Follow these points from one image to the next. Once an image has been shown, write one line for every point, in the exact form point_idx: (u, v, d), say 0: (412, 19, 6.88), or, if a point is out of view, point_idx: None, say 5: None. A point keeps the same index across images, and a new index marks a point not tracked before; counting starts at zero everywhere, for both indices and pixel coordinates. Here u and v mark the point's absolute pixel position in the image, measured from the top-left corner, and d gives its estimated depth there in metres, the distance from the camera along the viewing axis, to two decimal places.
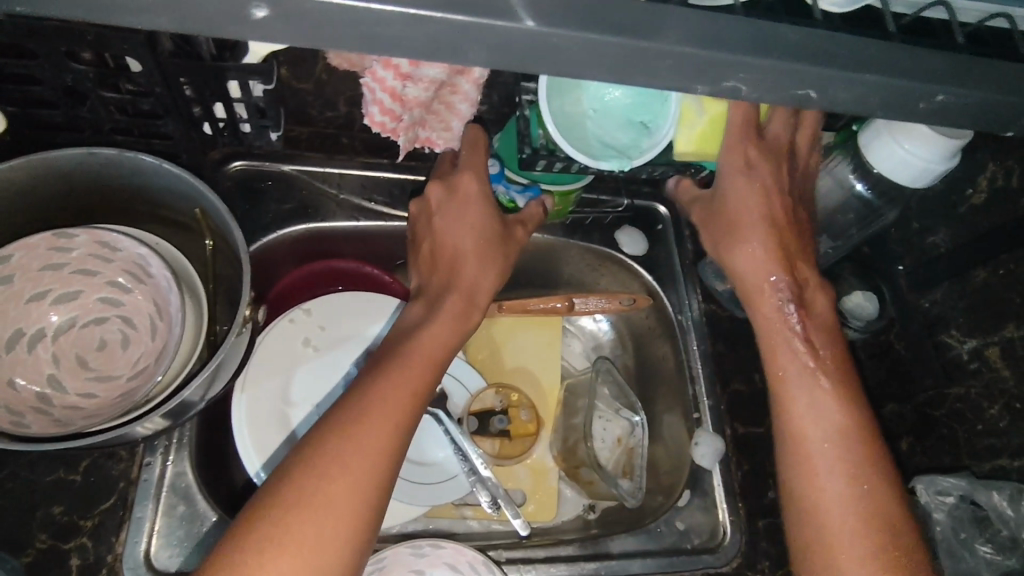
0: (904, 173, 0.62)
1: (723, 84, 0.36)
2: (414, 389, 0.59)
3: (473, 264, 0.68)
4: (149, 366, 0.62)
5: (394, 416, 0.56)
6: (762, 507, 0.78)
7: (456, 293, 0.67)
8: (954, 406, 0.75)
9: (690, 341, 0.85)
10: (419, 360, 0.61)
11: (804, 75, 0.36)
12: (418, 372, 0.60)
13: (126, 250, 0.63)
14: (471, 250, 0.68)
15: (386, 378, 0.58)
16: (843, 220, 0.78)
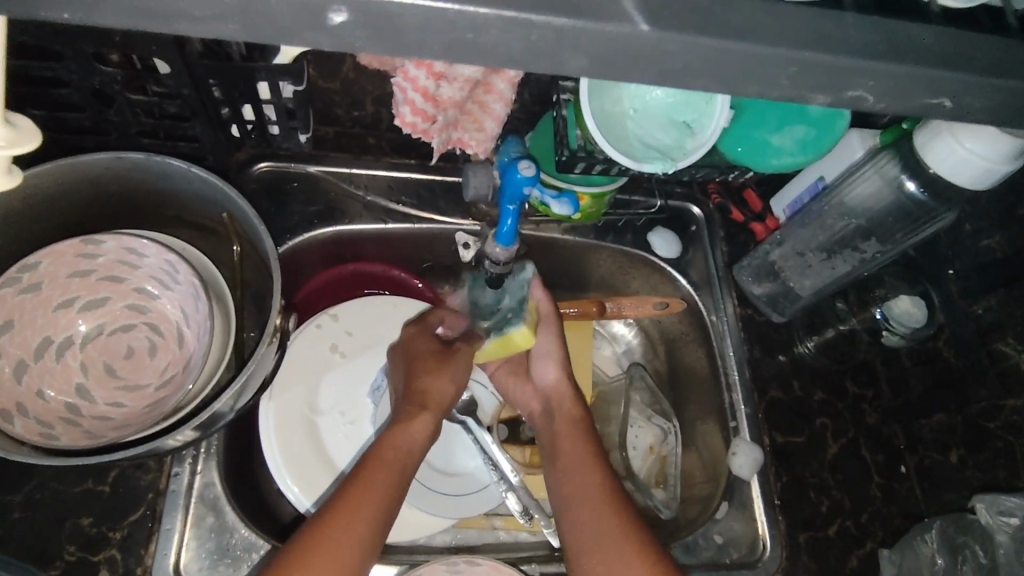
0: (963, 176, 0.59)
1: (842, 94, 0.31)
2: (376, 507, 0.57)
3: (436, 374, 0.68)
4: (176, 375, 0.61)
5: (343, 557, 0.54)
6: (804, 520, 0.75)
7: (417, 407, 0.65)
8: None
9: (725, 347, 0.82)
10: (388, 460, 0.61)
11: (907, 85, 0.31)
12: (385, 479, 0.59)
13: (153, 257, 0.62)
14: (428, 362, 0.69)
15: (348, 496, 0.57)
16: (891, 223, 0.75)
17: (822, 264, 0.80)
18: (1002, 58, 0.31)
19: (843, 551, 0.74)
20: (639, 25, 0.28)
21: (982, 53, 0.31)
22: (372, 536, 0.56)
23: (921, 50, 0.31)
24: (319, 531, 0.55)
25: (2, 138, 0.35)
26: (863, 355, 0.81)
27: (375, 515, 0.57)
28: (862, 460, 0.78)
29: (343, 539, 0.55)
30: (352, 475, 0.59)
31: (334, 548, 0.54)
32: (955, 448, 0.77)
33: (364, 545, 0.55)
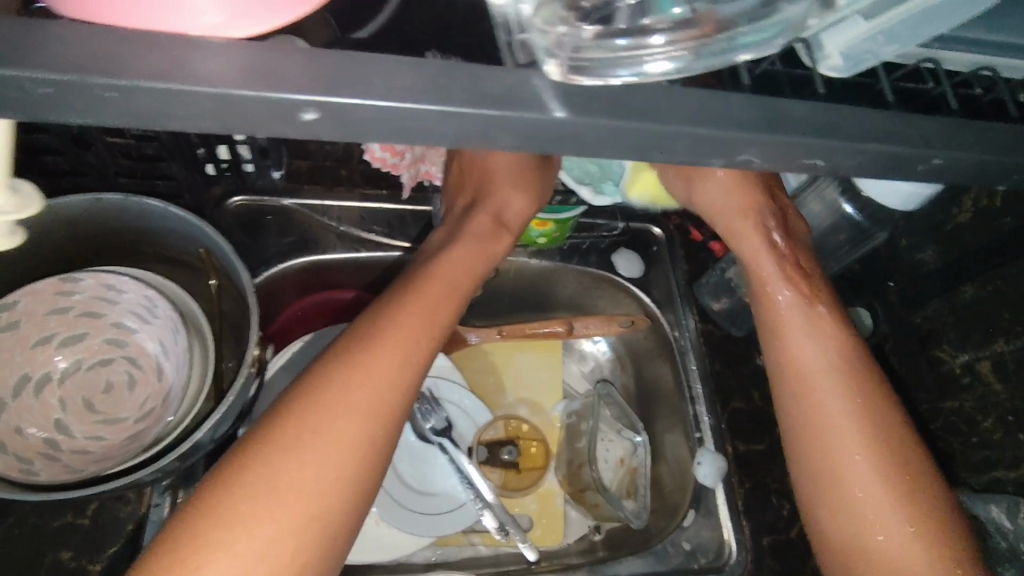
0: (895, 198, 0.64)
1: (734, 158, 0.33)
2: (422, 322, 0.58)
3: (504, 184, 0.70)
4: (156, 407, 0.63)
5: (383, 377, 0.53)
6: (766, 524, 0.80)
7: (482, 215, 0.69)
8: (949, 419, 0.76)
9: (689, 361, 0.87)
10: (440, 284, 0.62)
11: (798, 152, 0.33)
12: (428, 308, 0.59)
13: (132, 293, 0.64)
14: (504, 173, 0.70)
15: (392, 313, 0.57)
16: (836, 244, 0.80)
17: None
18: (885, 129, 0.34)
19: (805, 551, 0.79)
20: (554, 110, 0.31)
21: (859, 120, 0.34)
22: (364, 421, 0.51)
23: (801, 124, 0.33)
24: (364, 344, 0.54)
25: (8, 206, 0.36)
26: None
27: (423, 328, 0.57)
28: None
29: (386, 347, 0.55)
30: (344, 360, 0.53)
31: (359, 367, 0.53)
32: None
33: (411, 362, 0.55)
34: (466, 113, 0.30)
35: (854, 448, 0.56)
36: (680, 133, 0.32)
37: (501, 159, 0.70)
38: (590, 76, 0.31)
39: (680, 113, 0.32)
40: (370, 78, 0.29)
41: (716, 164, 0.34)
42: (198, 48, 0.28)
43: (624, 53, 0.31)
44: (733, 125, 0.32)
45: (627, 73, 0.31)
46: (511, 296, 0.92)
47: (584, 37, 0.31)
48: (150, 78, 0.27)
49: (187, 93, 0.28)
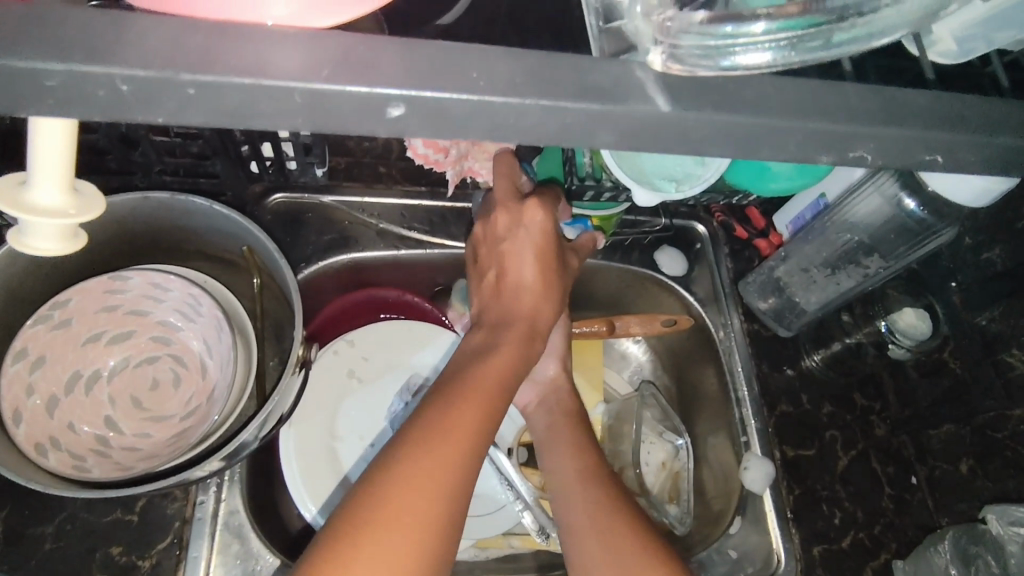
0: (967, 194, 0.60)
1: (806, 152, 0.32)
2: (485, 400, 0.53)
3: (532, 293, 0.62)
4: (201, 405, 0.63)
5: (461, 451, 0.49)
6: (817, 533, 0.77)
7: (509, 325, 0.60)
8: (1016, 428, 0.72)
9: (734, 362, 0.84)
10: (481, 375, 0.54)
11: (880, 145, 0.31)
12: (485, 386, 0.54)
13: (178, 290, 0.65)
14: (533, 284, 0.62)
15: (454, 391, 0.52)
16: (893, 239, 0.77)
17: (827, 279, 0.82)
18: (978, 120, 0.32)
19: (858, 561, 0.76)
20: (625, 102, 0.29)
21: (946, 110, 0.32)
22: (467, 458, 0.49)
23: (878, 115, 0.31)
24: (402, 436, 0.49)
25: (71, 207, 0.36)
26: (868, 368, 0.85)
27: (488, 407, 0.52)
28: (872, 470, 0.81)
29: (456, 422, 0.50)
30: (399, 450, 0.48)
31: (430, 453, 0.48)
32: (965, 458, 0.77)
33: (479, 429, 0.51)
34: (530, 104, 0.29)
35: (587, 497, 0.64)
36: (753, 125, 0.30)
37: (523, 251, 0.62)
38: (687, 67, 0.30)
39: (757, 106, 0.30)
40: (435, 75, 0.28)
41: (790, 156, 0.32)
42: (272, 44, 0.28)
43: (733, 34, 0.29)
44: (806, 116, 0.30)
45: (726, 61, 0.30)
46: None
47: (693, 22, 0.29)
48: (225, 77, 0.27)
49: (254, 87, 0.27)
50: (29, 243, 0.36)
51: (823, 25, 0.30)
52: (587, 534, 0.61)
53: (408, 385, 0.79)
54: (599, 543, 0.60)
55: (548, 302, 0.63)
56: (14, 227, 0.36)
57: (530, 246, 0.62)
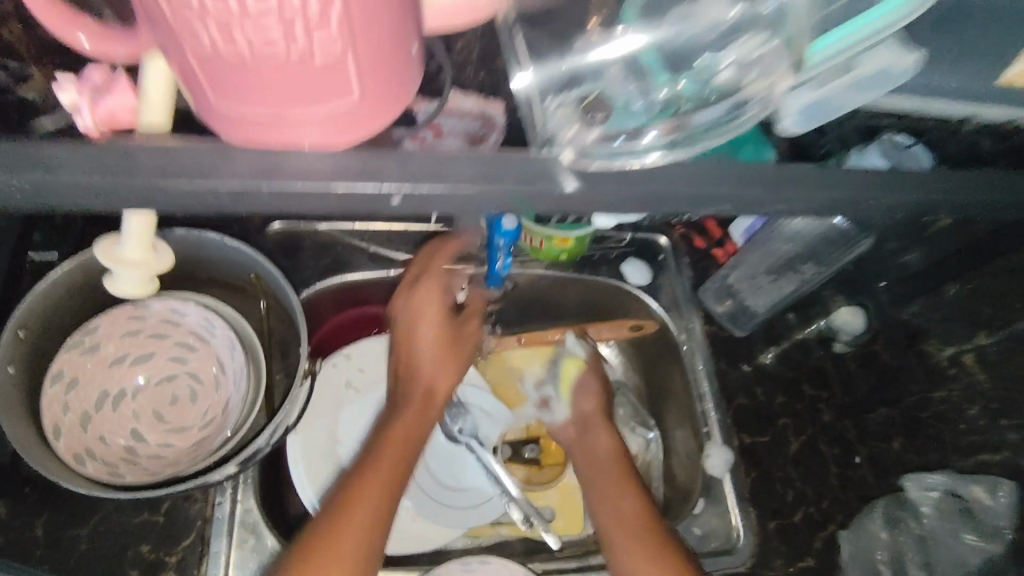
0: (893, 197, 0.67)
1: (709, 189, 0.40)
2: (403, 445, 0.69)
3: (432, 359, 0.74)
4: (218, 417, 0.71)
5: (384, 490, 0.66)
6: (772, 510, 0.86)
7: (410, 400, 0.72)
8: (939, 407, 0.84)
9: (696, 361, 0.93)
10: (405, 412, 0.71)
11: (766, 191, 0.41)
12: (406, 433, 0.70)
13: (193, 315, 0.72)
14: (433, 343, 0.74)
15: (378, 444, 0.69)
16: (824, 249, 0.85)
17: (771, 284, 0.91)
18: (836, 173, 0.43)
19: (808, 534, 0.84)
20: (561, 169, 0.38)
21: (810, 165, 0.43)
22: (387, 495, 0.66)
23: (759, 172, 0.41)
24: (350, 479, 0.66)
25: (149, 259, 0.43)
26: (815, 362, 0.93)
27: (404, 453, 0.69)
28: (818, 452, 0.89)
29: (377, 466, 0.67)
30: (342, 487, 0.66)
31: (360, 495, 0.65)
32: (897, 436, 0.87)
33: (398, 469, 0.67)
34: (488, 167, 0.38)
35: (635, 509, 0.77)
36: (662, 176, 0.39)
37: (426, 312, 0.75)
38: (593, 160, 0.39)
39: (668, 164, 0.40)
40: (417, 156, 0.37)
41: (698, 192, 0.40)
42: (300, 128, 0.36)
43: (620, 149, 0.40)
44: (704, 173, 0.40)
45: (624, 158, 0.39)
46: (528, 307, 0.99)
47: (590, 139, 0.40)
48: (267, 161, 0.36)
49: (284, 165, 0.36)
50: (120, 287, 0.44)
51: (694, 135, 0.41)
52: (630, 544, 0.74)
53: None
54: (631, 550, 0.73)
55: (445, 370, 0.74)
56: (107, 278, 0.44)
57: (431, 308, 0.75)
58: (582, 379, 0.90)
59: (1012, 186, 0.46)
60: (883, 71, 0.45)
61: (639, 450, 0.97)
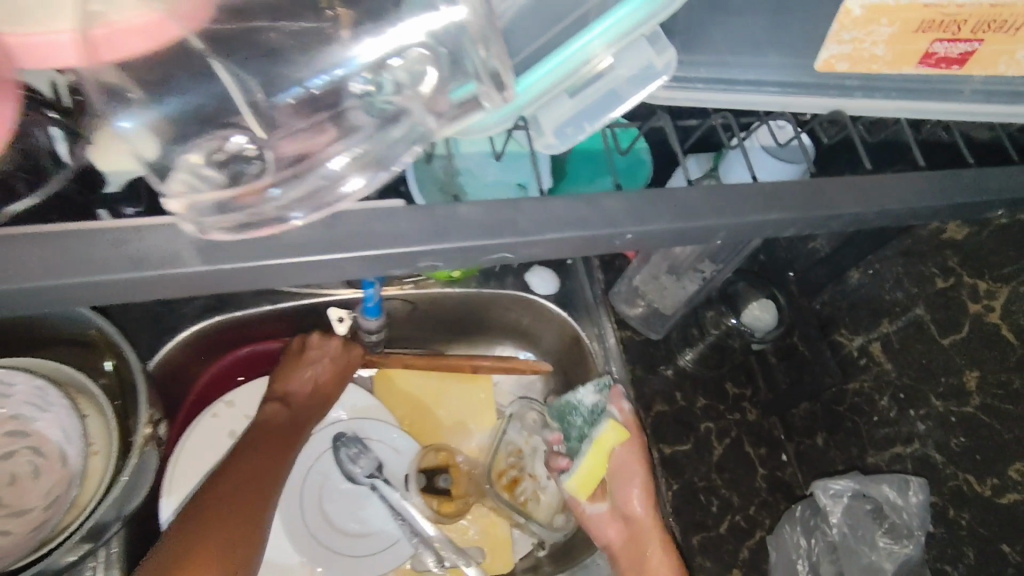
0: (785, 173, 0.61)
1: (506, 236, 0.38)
2: (255, 479, 0.70)
3: (304, 406, 0.79)
4: (60, 494, 0.63)
5: (230, 531, 0.65)
6: (695, 523, 0.82)
7: (263, 430, 0.75)
8: (854, 399, 0.78)
9: (608, 366, 0.88)
10: (247, 512, 0.67)
11: (564, 241, 0.39)
12: (251, 465, 0.71)
13: (21, 384, 0.64)
14: (295, 402, 0.78)
15: (220, 479, 0.69)
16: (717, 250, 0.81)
17: (674, 285, 0.87)
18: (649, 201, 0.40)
19: (733, 542, 0.81)
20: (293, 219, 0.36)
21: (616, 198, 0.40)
22: (237, 535, 0.65)
23: (558, 213, 0.39)
24: (195, 515, 0.66)
25: None
26: (734, 359, 0.90)
27: (256, 481, 0.70)
28: (744, 454, 0.85)
29: (217, 502, 0.67)
30: (181, 528, 0.65)
31: (214, 535, 0.64)
32: (819, 431, 0.84)
33: (243, 501, 0.68)
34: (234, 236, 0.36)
35: None
36: (451, 226, 0.37)
37: (306, 373, 0.80)
38: (230, 232, 0.36)
39: (459, 214, 0.38)
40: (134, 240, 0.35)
41: (500, 236, 0.38)
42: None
43: (262, 214, 0.36)
44: (502, 224, 0.38)
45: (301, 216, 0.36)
46: (433, 322, 0.91)
47: (236, 205, 0.36)
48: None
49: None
50: None
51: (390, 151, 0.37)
52: None
53: None
54: None
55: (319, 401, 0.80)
56: None
57: (317, 368, 0.80)
58: (623, 456, 0.77)
59: (844, 193, 0.42)
60: (644, 70, 0.42)
61: None
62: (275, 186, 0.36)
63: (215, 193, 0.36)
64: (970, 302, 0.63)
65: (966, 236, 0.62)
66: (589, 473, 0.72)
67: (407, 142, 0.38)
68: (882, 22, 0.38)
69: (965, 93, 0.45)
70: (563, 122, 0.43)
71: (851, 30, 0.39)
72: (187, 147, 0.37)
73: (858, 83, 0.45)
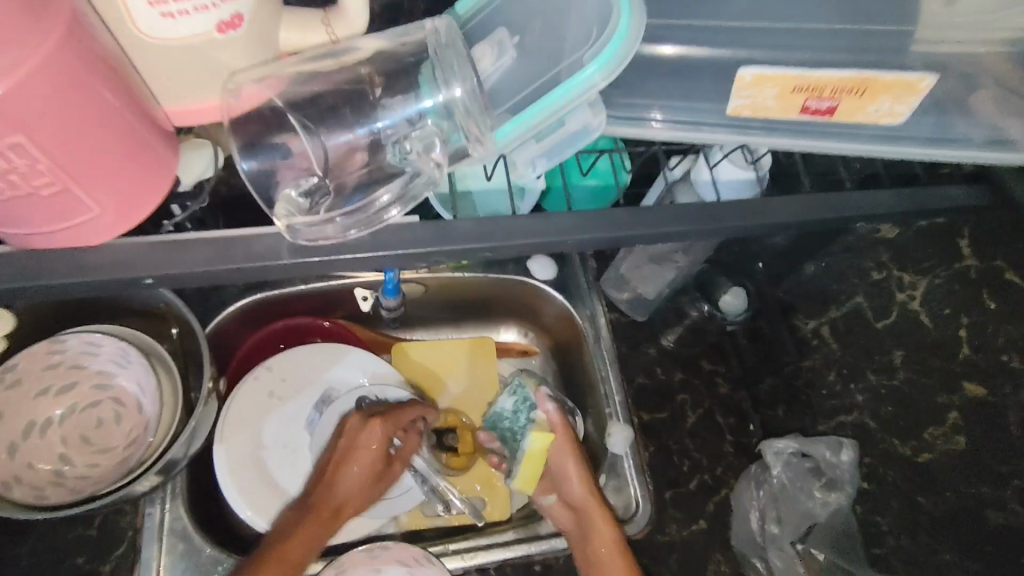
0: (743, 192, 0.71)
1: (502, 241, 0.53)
2: (294, 548, 0.74)
3: (353, 472, 0.81)
4: (139, 435, 0.77)
5: None
6: (668, 479, 0.92)
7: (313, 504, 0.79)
8: (807, 375, 0.90)
9: (598, 344, 1.00)
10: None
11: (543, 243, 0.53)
12: (291, 536, 0.75)
13: (108, 345, 0.78)
14: (346, 483, 0.81)
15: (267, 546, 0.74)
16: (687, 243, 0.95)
17: (655, 272, 0.99)
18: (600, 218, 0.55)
19: (701, 499, 0.90)
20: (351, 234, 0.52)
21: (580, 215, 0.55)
22: None
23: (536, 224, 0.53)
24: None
25: None
26: (714, 338, 1.00)
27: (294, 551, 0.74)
28: (715, 424, 0.95)
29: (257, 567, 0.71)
30: None
31: None
32: (780, 403, 0.93)
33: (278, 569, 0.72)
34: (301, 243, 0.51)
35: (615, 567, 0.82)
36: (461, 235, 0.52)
37: (360, 485, 0.81)
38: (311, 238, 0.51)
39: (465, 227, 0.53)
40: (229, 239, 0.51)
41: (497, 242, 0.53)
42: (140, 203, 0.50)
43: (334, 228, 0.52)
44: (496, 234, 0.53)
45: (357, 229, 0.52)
46: (443, 304, 1.04)
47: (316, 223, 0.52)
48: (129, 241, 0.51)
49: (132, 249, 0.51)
50: None
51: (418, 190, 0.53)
52: None
53: (323, 399, 0.93)
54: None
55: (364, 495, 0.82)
56: None
57: (364, 459, 0.82)
58: (559, 461, 0.90)
59: (734, 213, 0.56)
60: (584, 127, 0.55)
61: None
62: (341, 217, 0.52)
63: (303, 219, 0.52)
64: (897, 291, 0.74)
65: (896, 235, 0.74)
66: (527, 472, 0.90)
67: (428, 184, 0.54)
68: (769, 86, 0.54)
69: (864, 137, 0.58)
70: (530, 158, 0.58)
71: (746, 90, 0.55)
72: (283, 186, 0.53)
73: (762, 125, 0.59)
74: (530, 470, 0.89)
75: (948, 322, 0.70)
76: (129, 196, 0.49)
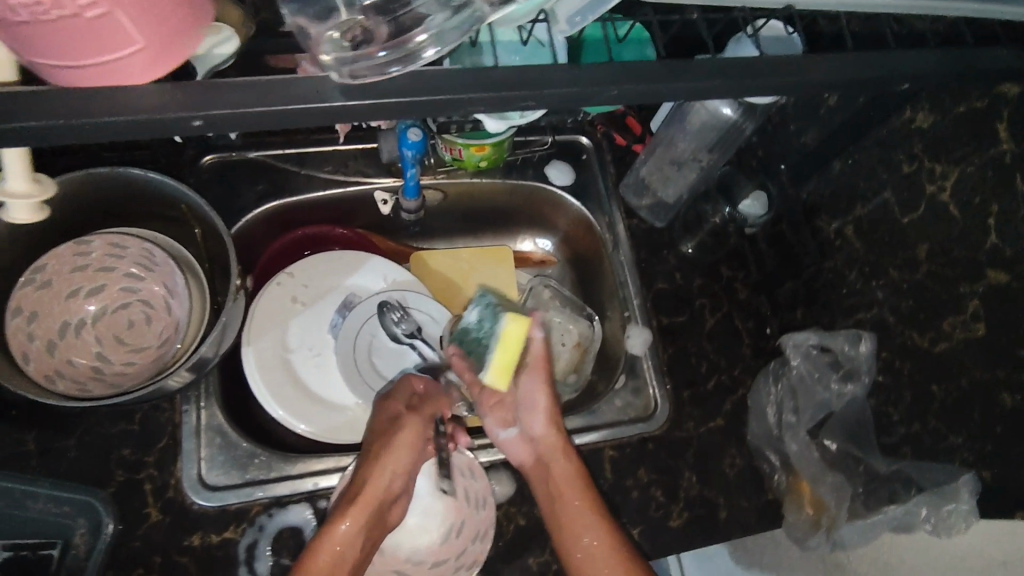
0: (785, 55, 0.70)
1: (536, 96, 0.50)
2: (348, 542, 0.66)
3: (400, 449, 0.73)
4: (171, 335, 0.79)
5: None
6: (688, 381, 0.92)
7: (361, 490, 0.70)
8: (828, 275, 0.91)
9: (618, 249, 0.99)
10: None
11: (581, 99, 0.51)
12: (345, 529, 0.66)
13: (133, 248, 0.80)
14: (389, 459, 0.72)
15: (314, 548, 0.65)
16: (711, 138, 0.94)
17: (677, 172, 0.99)
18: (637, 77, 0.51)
19: (721, 398, 0.92)
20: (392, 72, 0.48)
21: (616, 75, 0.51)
22: None
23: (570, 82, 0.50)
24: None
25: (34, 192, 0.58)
26: (734, 243, 1.00)
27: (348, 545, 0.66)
28: (735, 327, 0.96)
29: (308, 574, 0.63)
30: None
31: None
32: (800, 306, 0.95)
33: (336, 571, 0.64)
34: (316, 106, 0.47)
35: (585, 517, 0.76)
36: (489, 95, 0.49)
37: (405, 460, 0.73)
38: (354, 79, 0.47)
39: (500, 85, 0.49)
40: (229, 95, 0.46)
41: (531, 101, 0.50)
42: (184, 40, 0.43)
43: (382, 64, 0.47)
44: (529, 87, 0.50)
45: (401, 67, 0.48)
46: (460, 213, 1.03)
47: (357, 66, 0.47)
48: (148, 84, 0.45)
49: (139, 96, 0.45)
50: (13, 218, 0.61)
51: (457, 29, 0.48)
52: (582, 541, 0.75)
53: (345, 304, 0.94)
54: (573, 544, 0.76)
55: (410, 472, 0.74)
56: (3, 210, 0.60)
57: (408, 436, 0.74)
58: (529, 393, 0.83)
59: (773, 76, 0.54)
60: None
61: (585, 333, 0.99)
62: (383, 49, 0.47)
63: (349, 54, 0.47)
64: (928, 183, 0.73)
65: (930, 124, 0.72)
66: (502, 359, 0.78)
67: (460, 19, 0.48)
68: None
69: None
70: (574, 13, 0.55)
71: None
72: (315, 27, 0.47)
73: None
74: (506, 358, 0.78)
75: (975, 210, 0.68)
76: (178, 32, 0.41)
